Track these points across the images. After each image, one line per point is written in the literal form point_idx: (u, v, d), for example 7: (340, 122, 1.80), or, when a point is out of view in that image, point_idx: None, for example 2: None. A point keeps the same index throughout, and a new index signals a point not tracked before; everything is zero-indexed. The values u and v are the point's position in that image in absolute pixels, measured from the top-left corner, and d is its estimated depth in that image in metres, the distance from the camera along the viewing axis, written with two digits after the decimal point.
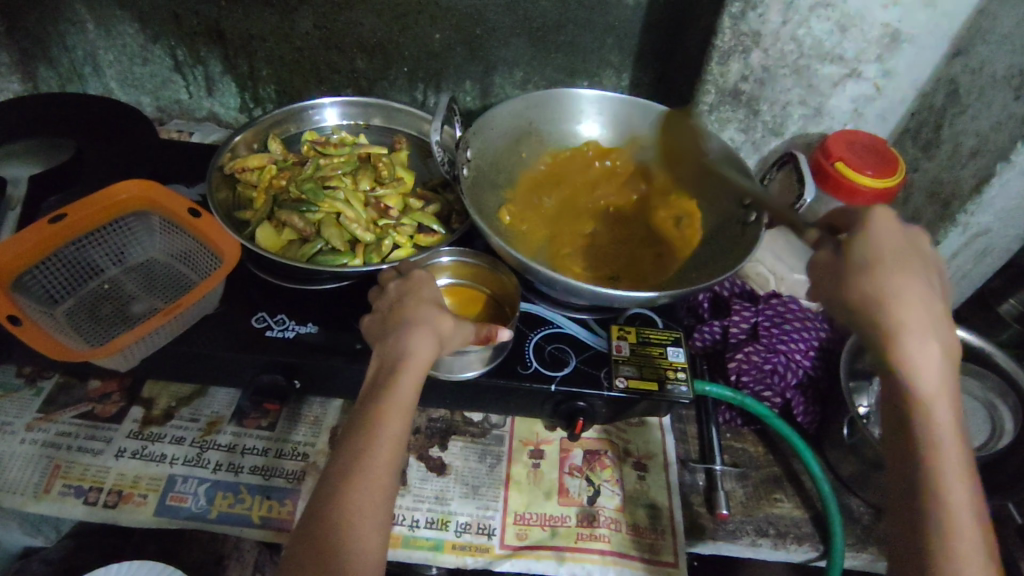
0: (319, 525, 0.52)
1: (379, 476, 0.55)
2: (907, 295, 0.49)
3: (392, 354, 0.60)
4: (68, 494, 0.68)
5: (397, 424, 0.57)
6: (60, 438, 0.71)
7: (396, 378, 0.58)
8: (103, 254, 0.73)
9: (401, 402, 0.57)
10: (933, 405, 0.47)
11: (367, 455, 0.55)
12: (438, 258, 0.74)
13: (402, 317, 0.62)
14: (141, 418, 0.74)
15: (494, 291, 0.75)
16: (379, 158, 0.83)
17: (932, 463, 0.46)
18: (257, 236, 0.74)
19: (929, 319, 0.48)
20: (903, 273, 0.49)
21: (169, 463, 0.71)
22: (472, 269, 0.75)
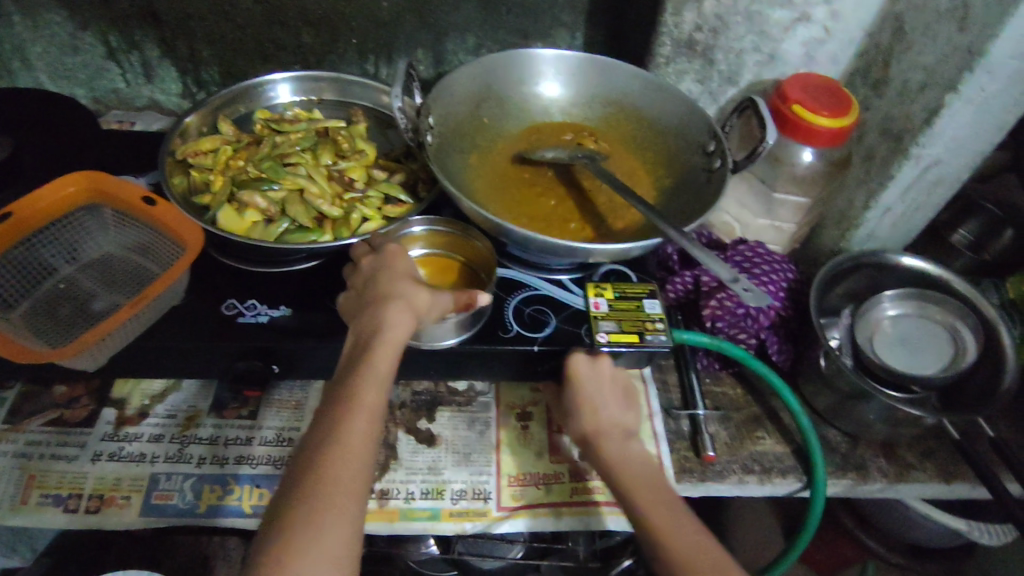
0: (299, 492, 0.50)
1: (357, 445, 0.53)
2: (601, 408, 0.66)
3: (368, 328, 0.60)
4: (47, 504, 0.65)
5: (374, 394, 0.56)
6: (31, 448, 0.68)
7: (373, 349, 0.58)
8: (55, 252, 0.69)
9: (380, 373, 0.57)
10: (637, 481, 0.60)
11: (346, 424, 0.54)
12: (409, 229, 0.73)
13: (378, 291, 0.62)
14: (114, 419, 0.71)
15: (466, 259, 0.74)
16: (338, 131, 0.81)
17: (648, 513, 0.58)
18: (219, 221, 0.71)
19: (617, 425, 0.65)
20: (600, 405, 0.66)
21: (150, 462, 0.68)
22: (445, 237, 0.74)
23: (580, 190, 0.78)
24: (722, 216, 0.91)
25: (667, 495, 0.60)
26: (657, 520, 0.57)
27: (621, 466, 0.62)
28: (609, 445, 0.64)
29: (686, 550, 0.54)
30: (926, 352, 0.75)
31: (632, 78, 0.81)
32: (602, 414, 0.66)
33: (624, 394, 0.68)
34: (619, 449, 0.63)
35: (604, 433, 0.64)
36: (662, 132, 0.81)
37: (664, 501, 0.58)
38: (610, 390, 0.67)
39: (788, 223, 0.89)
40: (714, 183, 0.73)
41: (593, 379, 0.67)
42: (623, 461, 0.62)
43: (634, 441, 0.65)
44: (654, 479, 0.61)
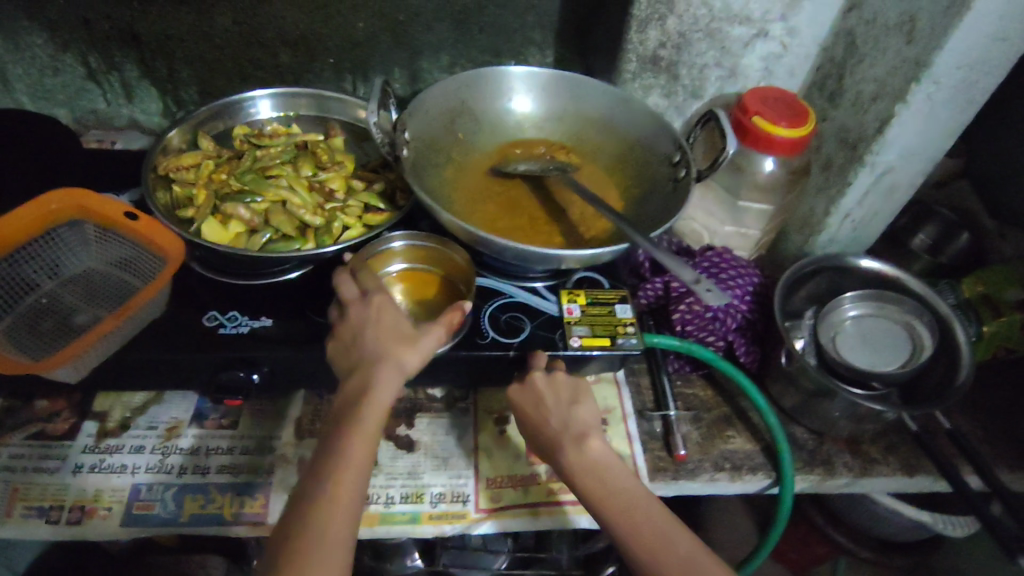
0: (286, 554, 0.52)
1: (339, 504, 0.55)
2: (562, 416, 0.66)
3: (355, 387, 0.61)
4: (30, 517, 0.66)
5: (361, 455, 0.57)
6: (13, 461, 0.69)
7: (363, 407, 0.59)
8: (38, 268, 0.69)
9: (366, 435, 0.58)
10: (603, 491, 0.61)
11: (330, 484, 0.55)
12: (390, 245, 0.75)
13: (364, 346, 0.63)
14: (96, 431, 0.72)
15: (444, 271, 0.76)
16: (316, 145, 0.84)
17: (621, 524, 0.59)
18: (203, 232, 0.73)
19: (584, 426, 0.65)
20: (561, 414, 0.66)
21: (131, 473, 0.69)
22: (423, 252, 0.76)
23: (551, 201, 0.81)
24: (689, 224, 0.94)
25: (631, 501, 0.60)
26: (630, 526, 0.59)
27: (585, 477, 0.62)
28: (570, 453, 0.64)
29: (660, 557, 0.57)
30: (886, 350, 0.78)
31: (601, 93, 0.85)
32: (555, 423, 0.66)
33: (573, 394, 0.68)
34: (589, 458, 0.63)
35: (564, 441, 0.64)
36: (630, 142, 0.84)
37: (624, 513, 0.59)
38: (571, 397, 0.68)
39: (753, 230, 0.93)
40: (680, 191, 0.76)
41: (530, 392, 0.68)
42: (592, 468, 0.62)
43: (586, 442, 0.64)
44: (619, 484, 0.62)
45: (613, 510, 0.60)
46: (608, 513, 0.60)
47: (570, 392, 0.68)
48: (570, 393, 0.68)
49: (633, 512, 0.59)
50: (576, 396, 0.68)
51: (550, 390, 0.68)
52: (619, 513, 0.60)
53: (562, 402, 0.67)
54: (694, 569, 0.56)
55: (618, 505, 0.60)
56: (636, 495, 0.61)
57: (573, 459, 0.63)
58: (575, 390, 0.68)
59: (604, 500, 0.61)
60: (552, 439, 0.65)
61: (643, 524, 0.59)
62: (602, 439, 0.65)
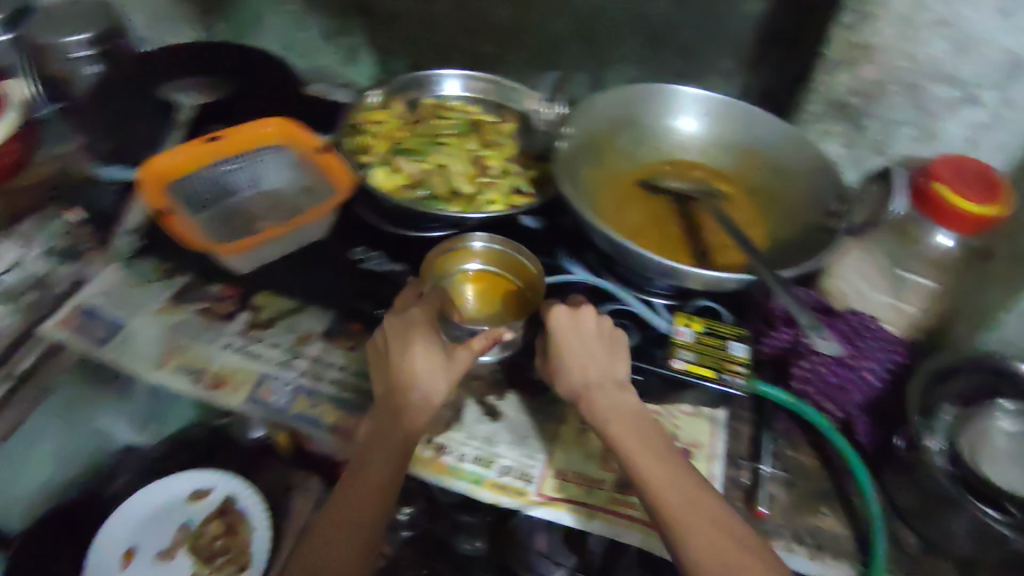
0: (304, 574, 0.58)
1: (350, 544, 0.60)
2: (592, 360, 0.69)
3: (381, 422, 0.66)
4: (180, 372, 0.77)
5: (387, 452, 0.64)
6: (183, 324, 0.81)
7: (393, 415, 0.66)
8: (244, 175, 0.85)
9: (391, 437, 0.65)
10: (627, 441, 0.64)
11: (345, 519, 0.61)
12: (470, 246, 0.78)
13: (395, 373, 0.67)
14: (248, 321, 0.82)
15: (514, 284, 0.78)
16: (488, 125, 0.93)
17: (640, 474, 0.62)
18: (371, 176, 0.83)
19: (608, 377, 0.69)
20: (592, 362, 0.69)
21: (264, 362, 0.79)
22: (501, 256, 0.79)
23: (693, 220, 0.80)
24: (839, 284, 0.85)
25: (661, 460, 0.63)
26: (652, 474, 0.62)
27: (613, 419, 0.66)
28: (597, 398, 0.67)
29: (679, 504, 0.60)
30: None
31: (771, 127, 0.84)
32: (585, 372, 0.69)
33: (609, 348, 0.70)
34: (611, 408, 0.67)
35: (596, 387, 0.68)
36: (791, 183, 0.82)
37: (645, 460, 0.63)
38: (605, 345, 0.70)
39: (911, 307, 0.84)
40: (830, 241, 0.73)
41: (576, 335, 0.70)
42: (611, 418, 0.66)
43: (626, 399, 0.68)
44: (647, 437, 0.65)
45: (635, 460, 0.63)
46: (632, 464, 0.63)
47: (602, 343, 0.70)
48: (612, 347, 0.70)
49: (651, 468, 0.62)
50: (608, 345, 0.70)
51: (591, 338, 0.70)
52: (642, 465, 0.63)
53: (602, 357, 0.70)
54: (717, 520, 0.59)
55: (636, 457, 0.63)
56: (656, 451, 0.64)
57: (601, 401, 0.67)
58: (614, 344, 0.71)
59: (626, 450, 0.64)
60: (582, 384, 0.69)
61: (659, 478, 0.61)
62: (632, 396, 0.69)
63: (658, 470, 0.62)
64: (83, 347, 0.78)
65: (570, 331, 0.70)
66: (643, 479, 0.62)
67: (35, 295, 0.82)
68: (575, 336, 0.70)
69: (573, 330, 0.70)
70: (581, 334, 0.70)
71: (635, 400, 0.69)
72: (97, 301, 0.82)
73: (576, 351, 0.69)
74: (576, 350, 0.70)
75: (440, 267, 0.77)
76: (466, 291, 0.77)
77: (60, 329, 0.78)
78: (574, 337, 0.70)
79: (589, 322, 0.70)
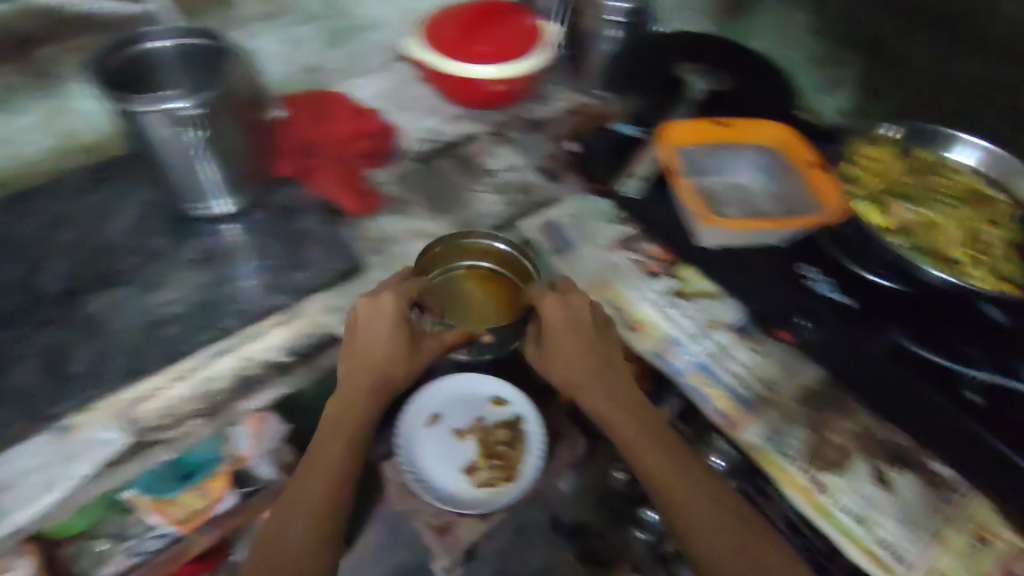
0: (279, 524, 0.73)
1: (331, 461, 0.75)
2: (568, 345, 0.76)
3: (366, 381, 0.77)
4: (609, 304, 0.87)
5: (349, 391, 0.77)
6: (621, 266, 0.91)
7: (358, 388, 0.78)
8: (735, 165, 0.91)
9: (353, 391, 0.77)
10: (621, 425, 0.76)
11: (322, 471, 0.75)
12: (487, 243, 0.88)
13: (396, 368, 0.79)
14: (674, 287, 0.88)
15: (518, 280, 0.88)
16: (991, 200, 0.88)
17: (648, 474, 0.74)
18: (857, 203, 0.84)
19: (597, 361, 0.77)
20: (575, 347, 0.76)
21: (677, 327, 0.85)
22: (507, 259, 0.88)
23: None
24: None
25: (660, 449, 0.74)
26: (653, 468, 0.74)
27: (621, 425, 0.76)
28: (601, 396, 0.77)
29: (705, 523, 0.71)
30: None
31: None
32: (580, 365, 0.77)
33: (574, 333, 0.76)
34: (604, 397, 0.77)
35: (580, 380, 0.77)
36: None
37: (664, 477, 0.73)
38: (586, 328, 0.77)
39: None
40: None
41: (568, 321, 0.76)
42: (599, 408, 0.77)
43: (608, 373, 0.78)
44: (646, 441, 0.75)
45: (645, 462, 0.74)
46: (648, 469, 0.74)
47: (576, 311, 0.76)
48: (593, 328, 0.77)
49: (643, 455, 0.75)
50: (591, 328, 0.77)
51: (575, 327, 0.76)
52: (644, 464, 0.74)
53: (594, 340, 0.78)
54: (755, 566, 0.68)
55: (642, 464, 0.75)
56: (640, 438, 0.75)
57: (587, 401, 0.78)
58: (577, 297, 0.78)
59: (639, 460, 0.75)
60: (573, 383, 0.78)
61: (662, 478, 0.73)
62: (619, 376, 0.79)
63: (655, 463, 0.74)
64: (546, 252, 0.93)
65: (561, 322, 0.76)
66: (650, 479, 0.74)
67: (522, 197, 1.00)
68: (562, 326, 0.76)
69: (560, 324, 0.76)
70: (573, 325, 0.76)
71: (615, 384, 0.78)
72: (568, 220, 0.96)
73: (557, 336, 0.77)
74: (563, 340, 0.76)
75: (446, 256, 0.88)
76: (466, 287, 0.87)
77: (538, 230, 0.94)
78: (563, 327, 0.76)
79: (580, 310, 0.77)
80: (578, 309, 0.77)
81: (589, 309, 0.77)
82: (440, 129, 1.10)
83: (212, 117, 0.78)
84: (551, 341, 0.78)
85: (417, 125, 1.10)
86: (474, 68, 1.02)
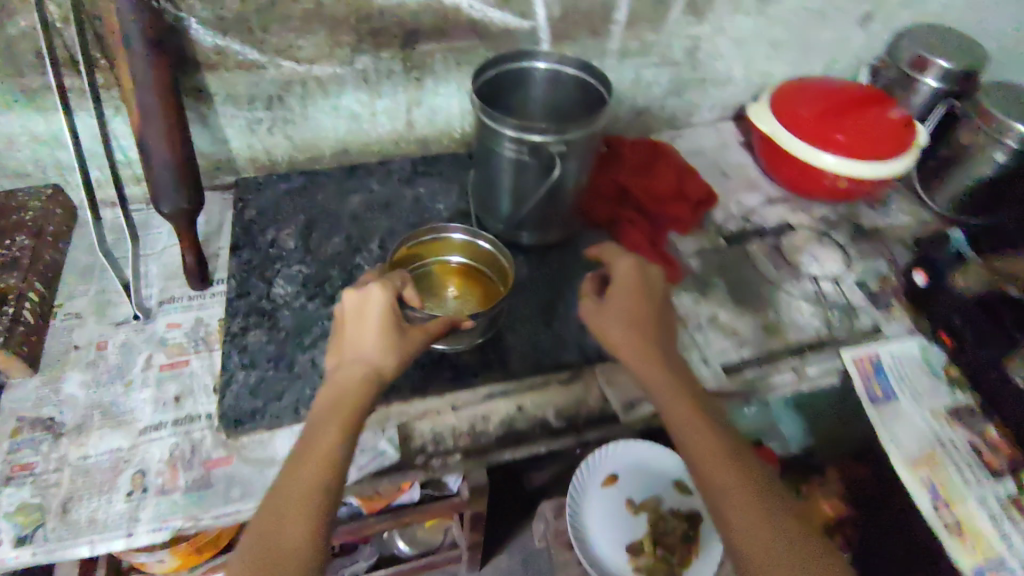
0: (268, 554, 0.50)
1: (319, 460, 0.54)
2: (647, 311, 0.65)
3: (350, 375, 0.59)
4: (927, 487, 0.73)
5: (342, 382, 0.59)
6: (950, 445, 0.77)
7: (340, 370, 0.60)
8: None
9: (345, 377, 0.59)
10: (673, 414, 0.60)
11: (308, 469, 0.54)
12: (450, 238, 0.79)
13: (363, 347, 0.60)
14: (1009, 494, 0.73)
15: (486, 268, 0.80)
16: None
17: (704, 466, 0.57)
18: None
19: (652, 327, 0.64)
20: (639, 303, 0.65)
21: (1008, 547, 0.69)
22: (474, 250, 0.79)
23: None
24: None
25: (726, 449, 0.57)
26: (718, 475, 0.56)
27: (662, 391, 0.61)
28: (638, 360, 0.63)
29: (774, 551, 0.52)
30: None
31: None
32: (648, 334, 0.64)
33: (649, 301, 0.65)
34: (654, 360, 0.63)
35: (627, 348, 0.63)
36: None
37: (713, 469, 0.56)
38: (644, 274, 0.67)
39: None
40: None
41: (630, 285, 0.66)
42: (647, 375, 0.62)
43: (675, 358, 0.64)
44: (695, 407, 0.60)
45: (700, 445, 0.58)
46: (713, 472, 0.56)
47: (645, 269, 0.67)
48: (652, 295, 0.66)
49: (701, 450, 0.57)
50: (647, 269, 0.67)
51: (632, 284, 0.66)
52: (701, 454, 0.57)
53: (661, 305, 0.67)
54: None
55: (700, 448, 0.57)
56: (686, 406, 0.60)
57: (643, 368, 0.62)
58: (630, 260, 0.68)
59: (693, 449, 0.58)
60: (638, 340, 0.63)
61: (722, 479, 0.56)
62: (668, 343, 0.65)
63: (720, 465, 0.56)
64: (861, 396, 0.80)
65: (626, 280, 0.66)
66: (705, 487, 0.57)
67: (843, 317, 0.87)
68: (642, 284, 0.66)
69: (639, 280, 0.66)
70: (646, 286, 0.66)
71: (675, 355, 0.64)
72: (891, 362, 0.82)
73: (636, 300, 0.65)
74: (630, 291, 0.66)
75: (417, 255, 0.79)
76: (439, 282, 0.79)
77: (856, 363, 0.81)
78: (642, 284, 0.66)
79: (643, 270, 0.67)
80: (630, 272, 0.67)
81: (654, 278, 0.67)
82: (759, 212, 0.99)
83: (570, 158, 0.74)
84: (608, 312, 0.65)
85: (734, 201, 1.00)
86: (820, 157, 0.93)
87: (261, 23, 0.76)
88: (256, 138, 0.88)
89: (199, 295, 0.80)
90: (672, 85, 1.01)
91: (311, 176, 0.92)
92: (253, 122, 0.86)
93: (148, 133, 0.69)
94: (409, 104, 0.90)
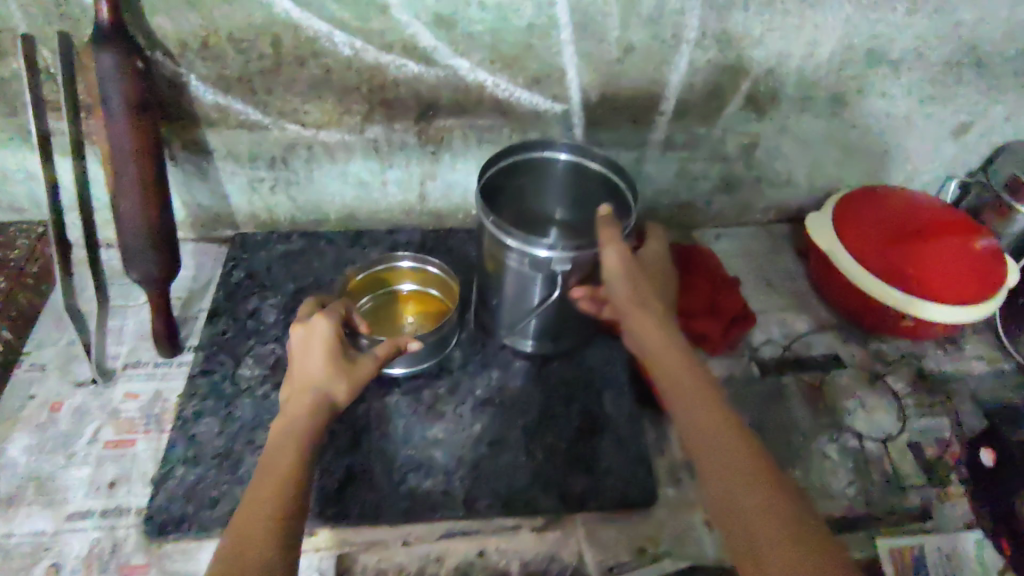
0: (233, 557, 0.46)
1: (280, 475, 0.52)
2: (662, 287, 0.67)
3: (301, 404, 0.57)
4: None
5: (298, 413, 0.56)
6: None
7: (292, 402, 0.58)
8: None
9: (297, 406, 0.57)
10: (682, 385, 0.57)
11: (271, 482, 0.51)
12: (396, 267, 0.79)
13: (311, 369, 0.59)
14: None
15: (439, 293, 0.80)
16: None
17: (693, 400, 0.56)
18: None
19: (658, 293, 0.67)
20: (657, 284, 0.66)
21: None
22: (427, 276, 0.79)
23: None
24: None
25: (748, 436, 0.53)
26: (726, 445, 0.52)
27: (660, 349, 0.60)
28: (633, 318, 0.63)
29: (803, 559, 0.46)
30: None
31: None
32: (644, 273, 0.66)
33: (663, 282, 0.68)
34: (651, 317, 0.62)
35: (626, 304, 0.62)
36: None
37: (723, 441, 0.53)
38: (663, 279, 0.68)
39: None
40: None
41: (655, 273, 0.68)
42: (638, 319, 0.62)
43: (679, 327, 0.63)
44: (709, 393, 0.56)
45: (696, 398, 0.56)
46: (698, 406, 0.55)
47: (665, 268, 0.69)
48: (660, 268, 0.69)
49: (696, 396, 0.56)
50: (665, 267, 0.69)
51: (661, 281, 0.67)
52: (683, 382, 0.57)
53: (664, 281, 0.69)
54: None
55: (694, 398, 0.56)
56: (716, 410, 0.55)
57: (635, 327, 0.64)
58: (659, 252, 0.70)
59: (693, 396, 0.56)
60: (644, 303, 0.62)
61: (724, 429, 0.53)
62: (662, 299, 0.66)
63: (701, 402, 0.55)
64: None
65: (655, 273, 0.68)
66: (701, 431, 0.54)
67: (889, 488, 0.72)
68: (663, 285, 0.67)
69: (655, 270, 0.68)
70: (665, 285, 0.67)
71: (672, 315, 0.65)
72: (936, 559, 0.67)
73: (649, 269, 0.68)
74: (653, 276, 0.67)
75: (370, 288, 0.79)
76: (392, 313, 0.79)
77: (891, 556, 0.66)
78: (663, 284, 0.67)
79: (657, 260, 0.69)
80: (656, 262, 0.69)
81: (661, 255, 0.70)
82: (804, 338, 0.86)
83: (577, 275, 0.65)
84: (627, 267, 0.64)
85: (776, 321, 0.88)
86: (888, 290, 0.78)
87: (265, 85, 0.70)
88: (257, 196, 0.82)
89: (166, 363, 0.75)
90: (721, 182, 0.90)
91: (312, 239, 0.86)
92: (254, 180, 0.80)
93: (122, 201, 0.64)
94: (423, 178, 0.83)
